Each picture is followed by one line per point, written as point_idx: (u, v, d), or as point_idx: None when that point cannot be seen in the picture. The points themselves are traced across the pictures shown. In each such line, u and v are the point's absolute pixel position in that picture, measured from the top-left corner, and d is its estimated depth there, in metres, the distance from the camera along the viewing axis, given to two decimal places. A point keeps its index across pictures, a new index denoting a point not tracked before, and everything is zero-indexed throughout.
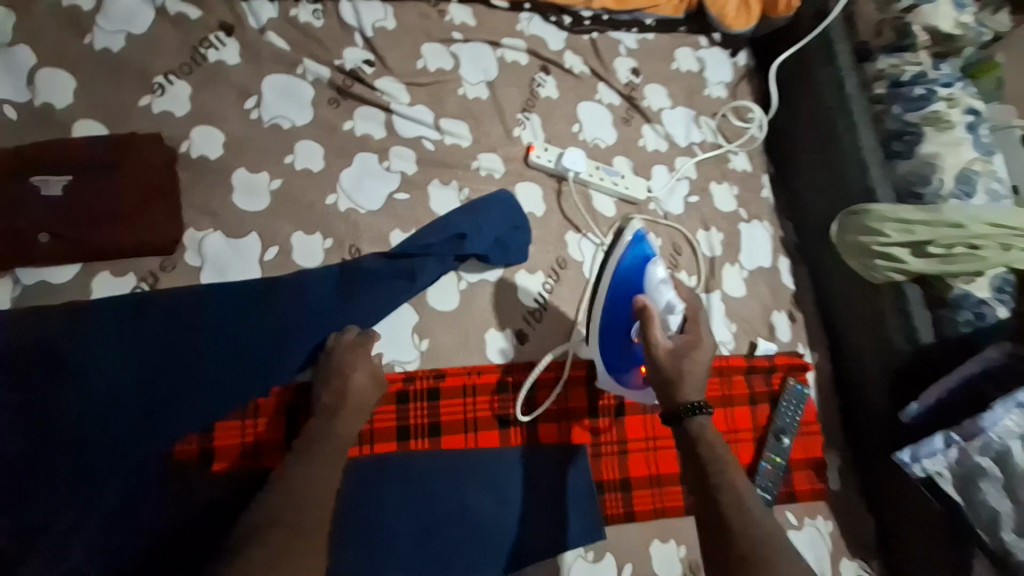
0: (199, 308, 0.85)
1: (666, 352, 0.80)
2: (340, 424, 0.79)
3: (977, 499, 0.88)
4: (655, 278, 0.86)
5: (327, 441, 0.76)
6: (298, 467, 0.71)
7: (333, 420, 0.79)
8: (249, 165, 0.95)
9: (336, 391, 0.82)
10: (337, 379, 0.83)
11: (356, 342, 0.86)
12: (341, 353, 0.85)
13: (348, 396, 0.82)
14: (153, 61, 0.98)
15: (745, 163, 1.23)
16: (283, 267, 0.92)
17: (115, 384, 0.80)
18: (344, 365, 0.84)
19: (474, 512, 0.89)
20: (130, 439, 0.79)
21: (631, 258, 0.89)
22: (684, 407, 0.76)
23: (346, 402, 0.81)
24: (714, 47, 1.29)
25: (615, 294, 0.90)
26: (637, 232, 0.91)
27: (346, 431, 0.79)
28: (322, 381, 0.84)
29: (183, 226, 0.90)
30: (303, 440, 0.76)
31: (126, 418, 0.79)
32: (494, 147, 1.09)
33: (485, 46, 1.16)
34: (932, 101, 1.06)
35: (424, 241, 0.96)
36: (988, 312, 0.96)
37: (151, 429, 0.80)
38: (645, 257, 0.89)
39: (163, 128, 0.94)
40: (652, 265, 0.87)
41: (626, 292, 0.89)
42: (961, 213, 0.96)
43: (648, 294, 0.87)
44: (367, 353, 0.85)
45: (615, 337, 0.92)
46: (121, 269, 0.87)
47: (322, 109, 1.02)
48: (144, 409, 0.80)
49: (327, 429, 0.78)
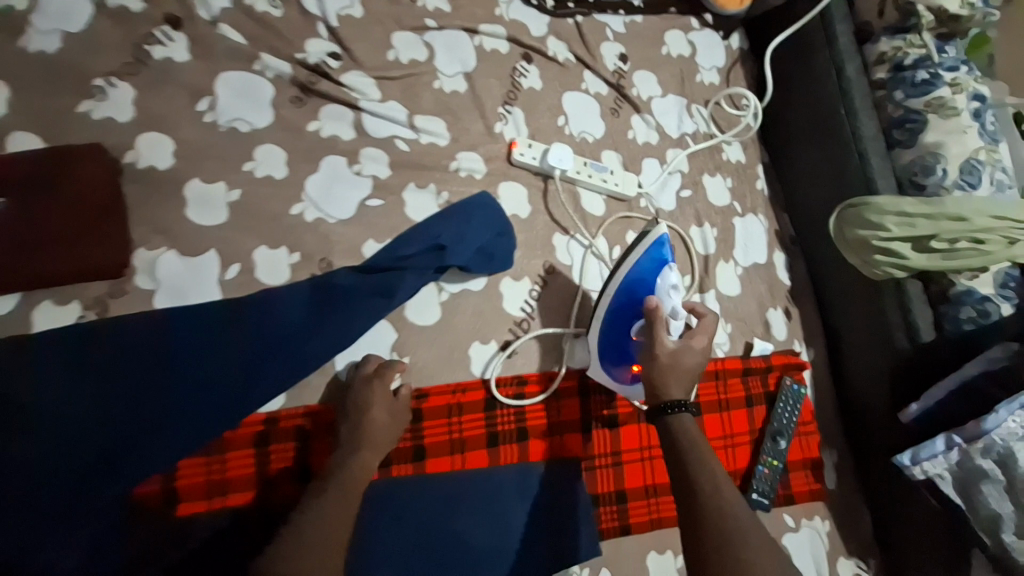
0: (157, 340, 0.81)
1: (668, 355, 0.78)
2: (358, 458, 0.79)
3: (978, 501, 0.84)
4: (668, 282, 0.82)
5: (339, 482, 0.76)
6: (312, 511, 0.72)
7: (353, 454, 0.79)
8: (204, 174, 0.89)
9: (353, 426, 0.82)
10: (354, 414, 0.82)
11: (373, 375, 0.85)
12: (359, 388, 0.84)
13: (367, 431, 0.81)
14: (91, 60, 0.88)
15: (739, 154, 1.18)
16: (246, 287, 0.87)
17: (78, 421, 0.77)
18: (361, 400, 0.83)
19: (466, 538, 0.86)
20: (94, 478, 0.76)
21: (649, 255, 0.83)
22: (672, 402, 0.75)
23: (364, 436, 0.81)
24: (705, 30, 1.23)
25: (625, 289, 0.84)
26: (661, 233, 0.82)
27: (362, 466, 0.79)
28: (342, 416, 0.83)
29: (133, 246, 0.84)
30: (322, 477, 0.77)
31: (90, 457, 0.76)
32: (474, 145, 1.02)
33: (462, 33, 1.07)
34: (937, 85, 1.00)
35: (401, 253, 0.91)
36: (993, 309, 0.91)
37: (115, 468, 0.77)
38: (661, 260, 0.83)
39: (107, 136, 0.86)
40: (666, 270, 0.83)
41: (635, 293, 0.84)
42: (963, 206, 0.91)
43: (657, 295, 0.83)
44: (384, 385, 0.84)
45: (613, 333, 0.87)
46: (64, 298, 0.80)
47: (284, 109, 0.95)
48: (108, 447, 0.77)
49: (344, 466, 0.78)
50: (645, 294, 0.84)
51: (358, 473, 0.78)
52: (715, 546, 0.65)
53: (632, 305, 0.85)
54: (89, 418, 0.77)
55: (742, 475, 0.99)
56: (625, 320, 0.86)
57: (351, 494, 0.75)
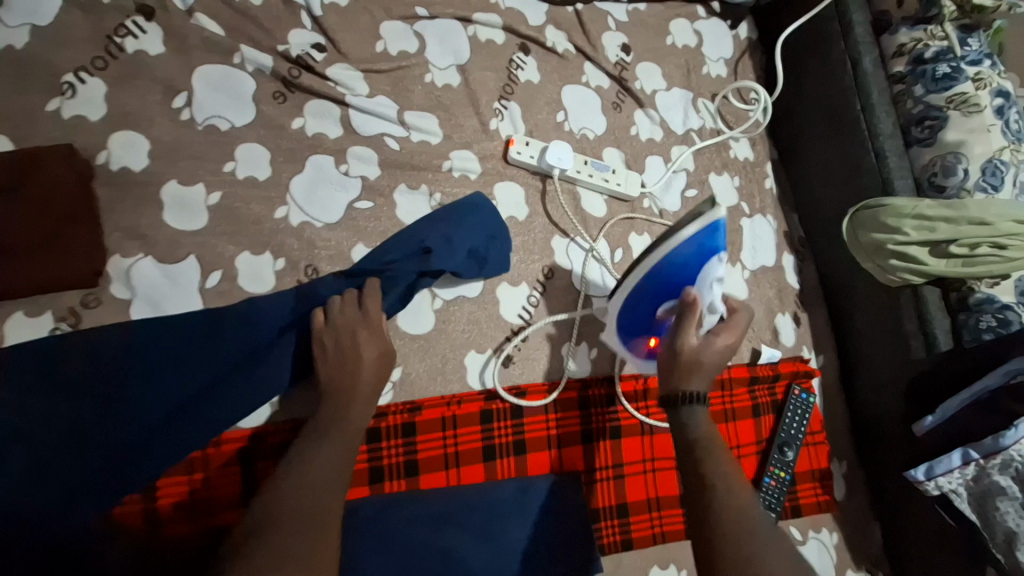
0: (128, 351, 0.75)
1: (692, 351, 0.76)
2: (356, 410, 0.74)
3: (992, 518, 0.81)
4: (713, 275, 0.75)
5: (341, 431, 0.72)
6: (313, 458, 0.68)
7: (349, 403, 0.74)
8: (181, 176, 0.83)
9: (348, 375, 0.76)
10: (347, 362, 0.77)
11: (363, 318, 0.79)
12: (346, 330, 0.78)
13: (361, 380, 0.76)
14: (58, 53, 0.82)
15: (747, 150, 1.12)
16: (227, 296, 0.82)
17: (38, 449, 0.70)
18: (356, 349, 0.77)
19: (457, 555, 0.80)
20: (54, 513, 0.68)
21: (698, 242, 0.72)
22: (684, 394, 0.74)
23: (358, 384, 0.76)
24: (712, 18, 1.17)
25: (664, 272, 0.74)
26: (716, 218, 0.71)
27: (361, 414, 0.74)
28: (331, 363, 0.77)
29: (107, 252, 0.79)
30: (315, 427, 0.72)
31: (52, 487, 0.69)
32: (468, 143, 0.97)
33: (455, 23, 1.01)
34: (960, 80, 0.94)
35: (386, 258, 0.85)
36: (1013, 318, 0.86)
37: (83, 498, 0.70)
38: (712, 249, 0.73)
39: (78, 136, 0.81)
40: (715, 261, 0.74)
41: (670, 278, 0.74)
42: (986, 209, 0.87)
43: (697, 284, 0.75)
44: (376, 333, 0.79)
45: (636, 310, 0.80)
46: (37, 308, 0.76)
47: (266, 105, 0.89)
48: (74, 476, 0.70)
49: (342, 417, 0.73)
50: (684, 279, 0.75)
51: (357, 423, 0.73)
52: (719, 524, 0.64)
53: (668, 287, 0.76)
54: (52, 444, 0.70)
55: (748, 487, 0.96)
56: (653, 299, 0.78)
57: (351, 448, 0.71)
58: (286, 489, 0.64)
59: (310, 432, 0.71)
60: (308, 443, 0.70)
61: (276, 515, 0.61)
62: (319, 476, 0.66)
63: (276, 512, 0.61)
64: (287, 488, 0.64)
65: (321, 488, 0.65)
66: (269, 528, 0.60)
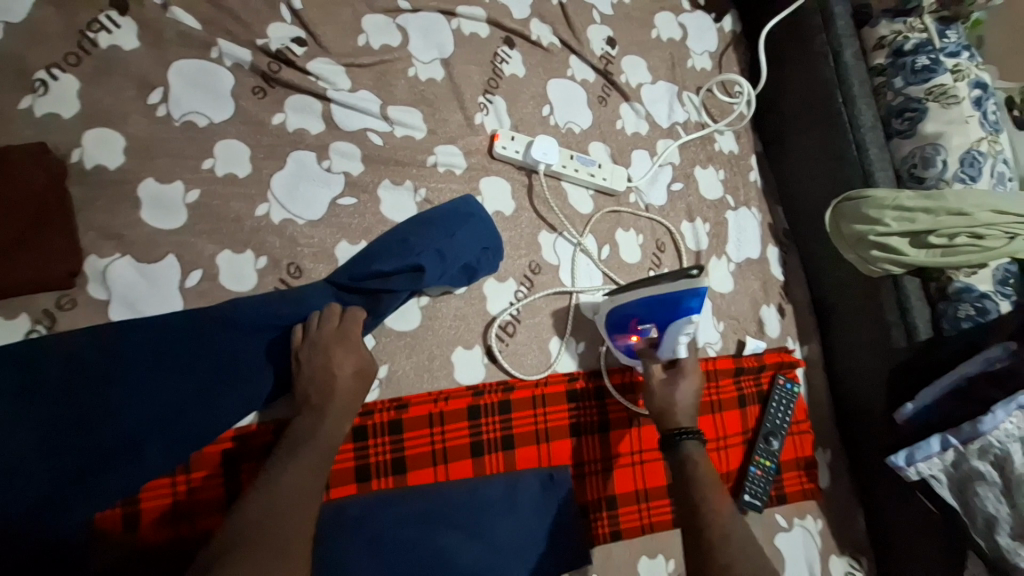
0: (108, 353, 0.73)
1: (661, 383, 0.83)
2: (326, 429, 0.73)
3: (973, 503, 0.82)
4: (683, 331, 0.77)
5: (312, 445, 0.70)
6: (287, 471, 0.66)
7: (322, 419, 0.73)
8: (159, 174, 0.82)
9: (321, 391, 0.75)
10: (321, 378, 0.76)
11: (340, 334, 0.78)
12: (321, 347, 0.77)
13: (335, 394, 0.75)
14: (27, 49, 0.80)
15: (732, 143, 1.13)
16: (209, 295, 0.80)
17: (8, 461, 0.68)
18: (329, 363, 0.76)
19: (455, 558, 0.79)
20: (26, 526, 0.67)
21: (670, 298, 0.75)
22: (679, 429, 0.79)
23: (333, 401, 0.75)
24: (697, 12, 1.17)
25: (641, 308, 0.80)
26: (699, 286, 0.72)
27: (335, 430, 0.73)
28: (304, 379, 0.76)
29: (82, 253, 0.77)
30: (290, 443, 0.71)
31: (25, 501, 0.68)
32: (452, 138, 0.96)
33: (438, 16, 1.00)
34: (938, 72, 0.96)
35: (378, 269, 0.83)
36: (991, 306, 0.88)
37: (53, 514, 0.68)
38: (685, 308, 0.75)
39: (50, 134, 0.79)
40: (684, 320, 0.75)
41: (647, 313, 0.79)
42: (964, 199, 0.88)
43: (668, 331, 0.79)
44: (354, 346, 0.79)
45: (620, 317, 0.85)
46: (12, 311, 0.74)
47: (245, 100, 0.87)
48: (48, 489, 0.69)
49: (315, 433, 0.72)
50: (657, 321, 0.79)
51: (331, 438, 0.72)
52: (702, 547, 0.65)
53: (644, 319, 0.81)
54: (24, 455, 0.69)
55: (734, 477, 0.97)
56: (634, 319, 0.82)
57: (326, 461, 0.69)
58: (260, 504, 0.61)
59: (283, 449, 0.70)
60: (281, 462, 0.68)
61: (248, 533, 0.57)
62: (292, 489, 0.64)
63: (250, 523, 0.58)
64: (262, 500, 0.61)
65: (294, 505, 0.62)
66: (241, 544, 0.56)
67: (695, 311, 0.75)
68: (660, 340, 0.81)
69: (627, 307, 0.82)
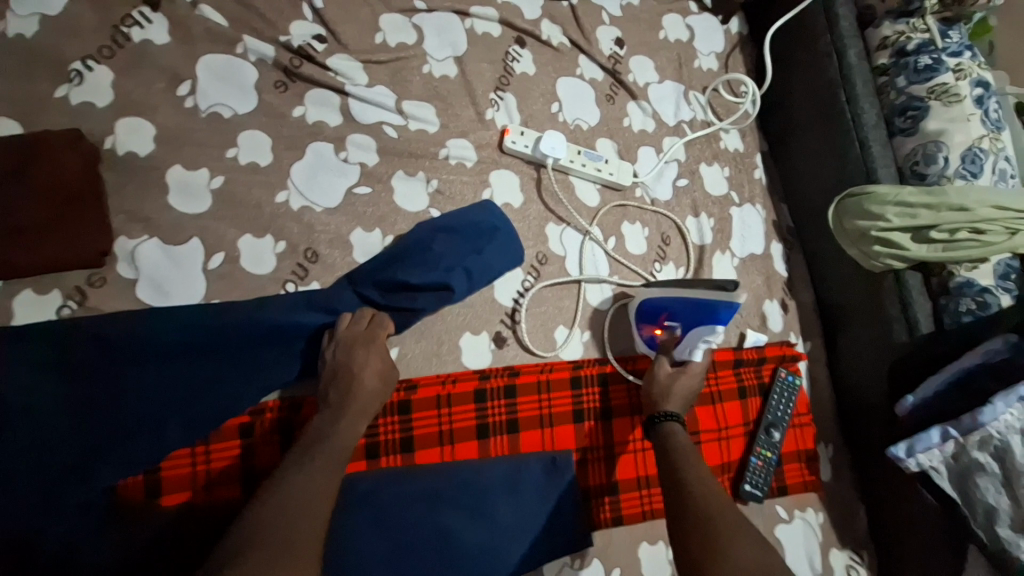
0: (135, 331, 0.77)
1: (666, 376, 0.87)
2: (346, 425, 0.75)
3: (974, 495, 0.83)
4: (703, 337, 0.86)
5: (330, 445, 0.72)
6: (300, 473, 0.67)
7: (336, 420, 0.76)
8: (185, 161, 0.86)
9: (342, 390, 0.78)
10: (343, 377, 0.78)
11: (367, 335, 0.82)
12: (344, 347, 0.81)
13: (355, 395, 0.78)
14: (66, 42, 0.85)
15: (737, 142, 1.15)
16: (229, 277, 0.84)
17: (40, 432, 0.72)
18: (352, 363, 0.79)
19: (454, 535, 0.83)
20: (42, 502, 0.70)
21: (706, 305, 0.82)
22: (661, 413, 0.83)
23: (352, 403, 0.77)
24: (704, 14, 1.20)
25: (673, 306, 0.87)
26: (733, 300, 0.79)
27: (350, 430, 0.75)
28: (328, 379, 0.79)
29: (112, 234, 0.81)
30: (305, 443, 0.72)
31: (44, 475, 0.71)
32: (464, 132, 1.00)
33: (452, 16, 1.04)
34: (940, 72, 0.97)
35: (404, 277, 0.87)
36: (992, 300, 0.89)
37: (83, 479, 0.72)
38: (715, 316, 0.82)
39: (85, 122, 0.84)
40: (708, 327, 0.84)
41: (675, 312, 0.88)
42: (965, 195, 0.90)
43: (690, 333, 0.87)
44: (377, 348, 0.82)
45: (649, 310, 0.92)
46: (45, 287, 0.79)
47: (268, 94, 0.92)
48: (75, 457, 0.73)
49: (333, 431, 0.74)
50: (684, 321, 0.88)
51: (347, 437, 0.74)
52: (701, 545, 0.64)
53: (675, 316, 0.88)
54: (48, 429, 0.73)
55: (735, 467, 0.98)
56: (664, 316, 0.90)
57: (339, 460, 0.71)
58: (272, 506, 0.61)
59: (301, 445, 0.72)
60: (297, 462, 0.69)
61: (260, 531, 0.58)
62: (304, 492, 0.64)
63: (261, 527, 0.58)
64: (274, 501, 0.62)
65: (305, 507, 0.62)
66: (250, 544, 0.56)
67: (721, 322, 0.83)
68: (681, 339, 0.89)
69: (659, 301, 0.89)
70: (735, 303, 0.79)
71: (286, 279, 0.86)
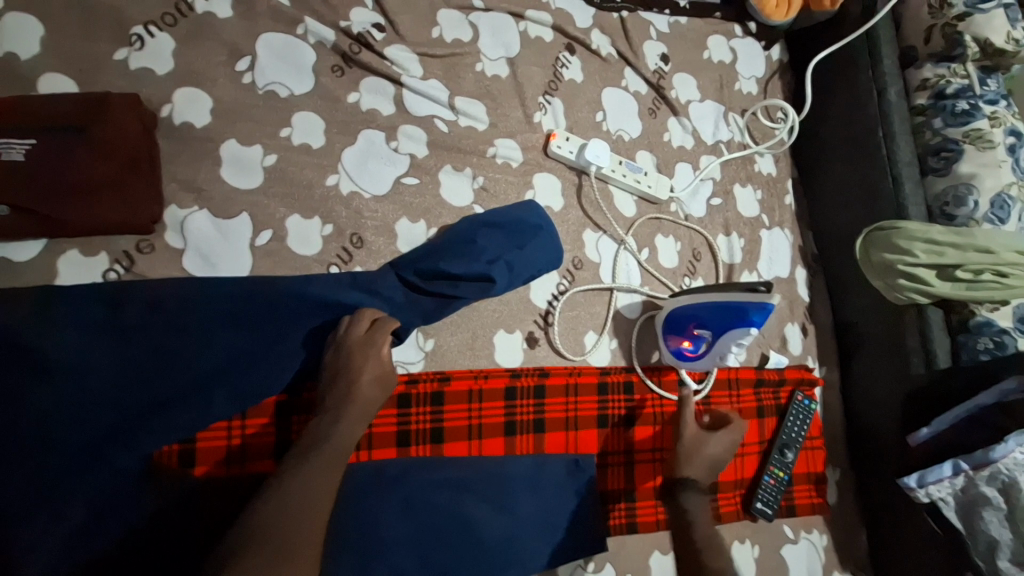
0: (183, 301, 0.77)
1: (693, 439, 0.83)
2: (342, 429, 0.69)
3: (977, 527, 0.86)
4: (736, 339, 0.88)
5: (325, 450, 0.66)
6: (297, 477, 0.61)
7: (336, 422, 0.70)
8: (240, 136, 0.86)
9: (339, 395, 0.73)
10: (341, 382, 0.73)
11: (366, 338, 0.77)
12: (345, 351, 0.76)
13: (354, 398, 0.72)
14: (130, 5, 0.85)
15: (771, 166, 1.18)
16: (276, 255, 0.85)
17: (78, 395, 0.71)
18: (350, 366, 0.75)
19: (476, 526, 0.83)
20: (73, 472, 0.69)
21: (737, 308, 0.85)
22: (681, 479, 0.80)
23: (350, 405, 0.72)
24: (748, 38, 1.22)
25: (702, 312, 0.90)
26: (767, 303, 0.82)
27: (350, 434, 0.70)
28: (329, 381, 0.75)
29: (164, 202, 0.82)
30: (303, 447, 0.67)
31: (72, 442, 0.69)
32: (512, 133, 1.01)
33: (508, 17, 1.05)
34: (976, 117, 1.02)
35: (446, 267, 0.87)
36: (1009, 341, 0.93)
37: (121, 447, 0.72)
38: (747, 319, 0.85)
39: (143, 88, 0.84)
40: (742, 330, 0.86)
41: (705, 317, 0.91)
42: (992, 239, 0.94)
43: (722, 337, 0.90)
44: (376, 351, 0.76)
45: (677, 315, 0.94)
46: (93, 249, 0.79)
47: (324, 77, 0.92)
48: (110, 428, 0.72)
49: (328, 434, 0.68)
50: (715, 326, 0.90)
51: (347, 440, 0.69)
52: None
53: (705, 322, 0.91)
54: (84, 396, 0.71)
55: (747, 484, 1.01)
56: (695, 321, 0.93)
57: (339, 462, 0.65)
58: (276, 500, 0.58)
59: (299, 449, 0.67)
60: (295, 463, 0.64)
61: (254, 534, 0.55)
62: (305, 492, 0.60)
63: (258, 526, 0.56)
64: (270, 504, 0.58)
65: (297, 513, 0.57)
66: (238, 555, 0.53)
67: (754, 324, 0.86)
68: (713, 342, 0.92)
69: (688, 310, 0.92)
70: (770, 305, 0.82)
71: (330, 262, 0.87)
